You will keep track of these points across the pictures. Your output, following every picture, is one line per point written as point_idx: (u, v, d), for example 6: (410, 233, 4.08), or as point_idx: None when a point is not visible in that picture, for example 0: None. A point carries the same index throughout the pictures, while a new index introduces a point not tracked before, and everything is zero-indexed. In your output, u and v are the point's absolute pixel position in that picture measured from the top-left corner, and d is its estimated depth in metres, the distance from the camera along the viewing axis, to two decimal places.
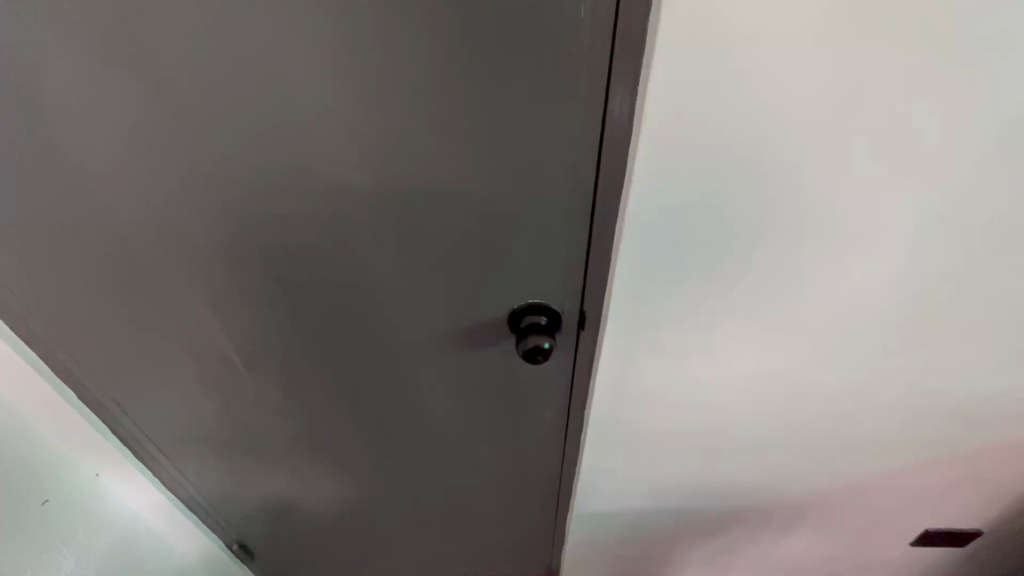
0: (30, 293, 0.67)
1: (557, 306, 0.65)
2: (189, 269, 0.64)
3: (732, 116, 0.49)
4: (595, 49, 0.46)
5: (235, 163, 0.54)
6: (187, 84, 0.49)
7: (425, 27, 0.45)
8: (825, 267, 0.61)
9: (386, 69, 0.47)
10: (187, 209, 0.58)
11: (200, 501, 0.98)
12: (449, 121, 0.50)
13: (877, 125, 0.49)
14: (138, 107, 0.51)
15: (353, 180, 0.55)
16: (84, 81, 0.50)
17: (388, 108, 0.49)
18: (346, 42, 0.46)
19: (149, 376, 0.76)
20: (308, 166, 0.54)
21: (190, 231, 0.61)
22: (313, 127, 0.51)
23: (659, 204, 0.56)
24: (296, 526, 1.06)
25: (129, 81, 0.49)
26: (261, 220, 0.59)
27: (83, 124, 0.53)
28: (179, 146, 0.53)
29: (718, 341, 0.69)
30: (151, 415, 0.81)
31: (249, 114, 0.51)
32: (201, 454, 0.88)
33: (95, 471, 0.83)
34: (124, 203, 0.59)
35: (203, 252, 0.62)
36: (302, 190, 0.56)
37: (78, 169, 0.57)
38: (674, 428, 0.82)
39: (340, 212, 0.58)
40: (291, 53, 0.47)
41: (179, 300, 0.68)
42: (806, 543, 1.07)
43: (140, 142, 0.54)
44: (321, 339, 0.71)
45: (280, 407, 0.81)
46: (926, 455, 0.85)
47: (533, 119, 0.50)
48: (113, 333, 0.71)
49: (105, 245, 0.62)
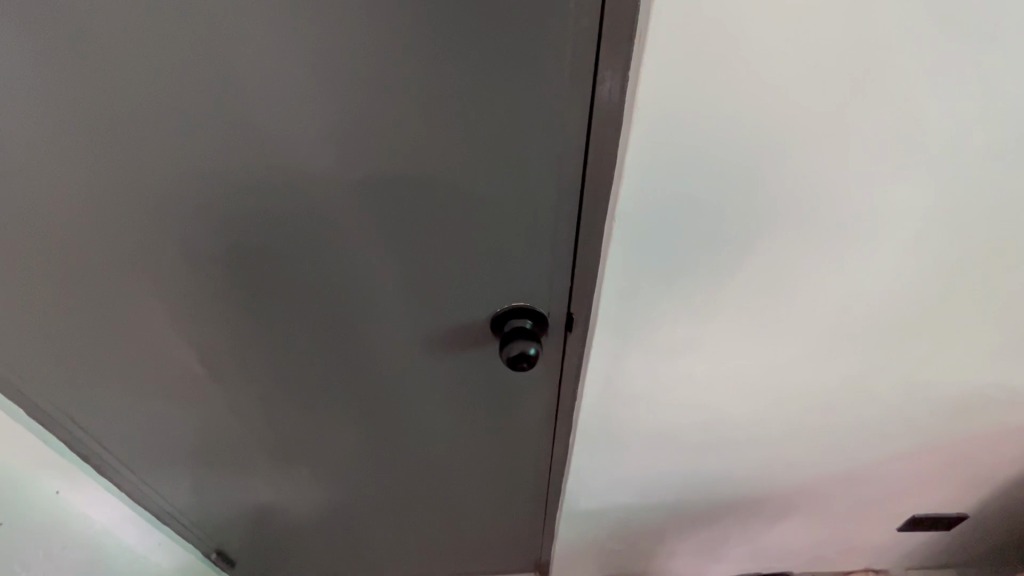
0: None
1: (545, 307, 0.63)
2: (145, 275, 0.59)
3: (731, 109, 0.45)
4: (583, 34, 0.42)
5: (191, 162, 0.49)
6: (129, 78, 0.44)
7: (395, 14, 0.41)
8: (825, 260, 0.58)
9: (355, 57, 0.43)
10: (140, 212, 0.54)
11: (174, 512, 0.93)
12: (426, 116, 0.46)
13: (885, 116, 0.45)
14: (70, 99, 0.46)
15: (323, 178, 0.51)
16: (2, 70, 0.44)
17: (358, 104, 0.45)
18: (310, 33, 0.42)
19: (109, 388, 0.71)
20: (272, 165, 0.49)
21: (143, 235, 0.56)
22: (277, 125, 0.47)
23: (653, 203, 0.52)
24: (277, 532, 1.02)
25: (63, 72, 0.44)
26: (222, 224, 0.54)
27: (13, 122, 0.48)
28: (124, 144, 0.48)
29: (713, 339, 0.66)
30: (114, 429, 0.76)
31: (202, 110, 0.46)
32: (170, 466, 0.83)
33: (55, 488, 0.78)
34: (61, 205, 0.53)
35: (160, 257, 0.58)
36: (266, 190, 0.51)
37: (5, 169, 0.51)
38: (662, 427, 0.79)
39: (306, 213, 0.53)
40: (246, 42, 0.42)
41: (133, 309, 0.63)
42: (797, 533, 1.06)
43: (75, 138, 0.48)
44: (294, 344, 0.67)
45: (255, 416, 0.77)
46: (916, 445, 0.85)
47: (516, 113, 0.46)
48: (64, 344, 0.66)
49: (49, 252, 0.57)
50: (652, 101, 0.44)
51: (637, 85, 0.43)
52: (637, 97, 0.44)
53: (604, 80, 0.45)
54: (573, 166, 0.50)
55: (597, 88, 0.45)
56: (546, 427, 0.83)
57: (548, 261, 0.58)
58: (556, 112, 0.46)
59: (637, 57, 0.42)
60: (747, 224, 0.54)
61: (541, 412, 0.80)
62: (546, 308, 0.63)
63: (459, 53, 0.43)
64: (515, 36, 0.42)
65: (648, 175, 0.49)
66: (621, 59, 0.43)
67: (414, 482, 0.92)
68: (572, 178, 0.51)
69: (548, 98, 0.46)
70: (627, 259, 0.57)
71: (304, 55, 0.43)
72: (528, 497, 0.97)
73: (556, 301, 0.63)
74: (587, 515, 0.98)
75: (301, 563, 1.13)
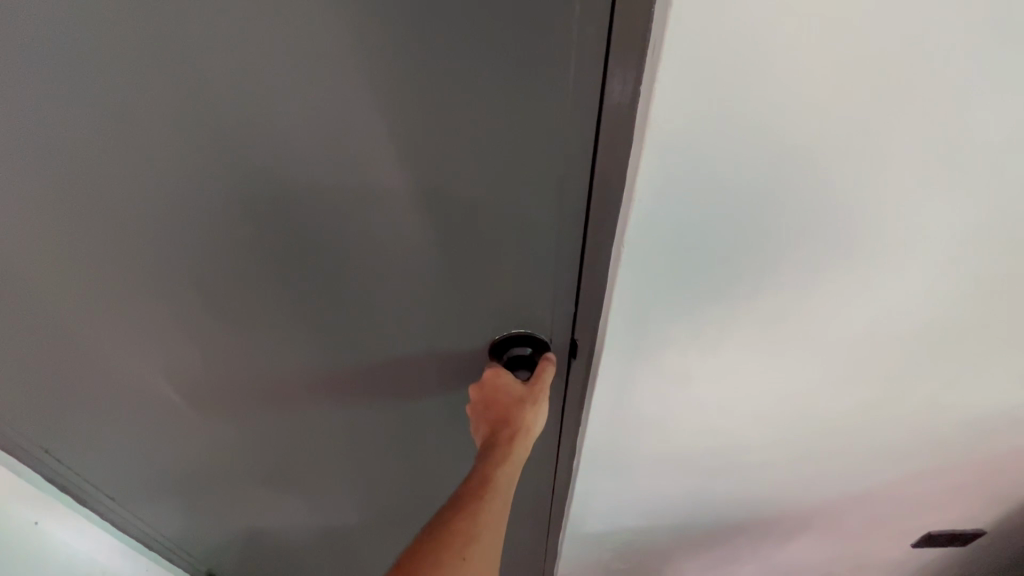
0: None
1: (546, 333, 0.60)
2: (123, 302, 0.56)
3: (754, 118, 0.42)
4: (589, 44, 0.38)
5: (169, 186, 0.47)
6: (97, 100, 0.42)
7: (382, 27, 0.37)
8: (849, 282, 0.55)
9: (340, 72, 0.39)
10: (116, 238, 0.51)
11: (161, 539, 0.90)
12: (419, 133, 0.43)
13: (920, 128, 0.42)
14: (24, 117, 0.43)
15: (309, 201, 0.47)
16: None
17: (345, 121, 0.42)
18: (289, 48, 0.38)
19: (87, 418, 0.68)
20: (255, 186, 0.46)
21: (121, 263, 0.53)
22: (259, 144, 0.43)
23: (669, 218, 0.49)
24: (271, 554, 0.99)
25: (27, 99, 0.42)
26: (202, 250, 0.52)
27: None
28: (96, 170, 0.46)
29: (728, 362, 0.63)
30: (95, 459, 0.73)
31: (177, 131, 0.43)
32: (150, 494, 0.80)
33: (33, 518, 0.78)
34: (23, 231, 0.50)
35: (139, 284, 0.55)
36: (249, 213, 0.48)
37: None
38: (669, 450, 0.76)
39: (295, 238, 0.50)
40: (221, 59, 0.39)
41: (110, 338, 0.60)
42: (809, 551, 1.02)
43: (45, 165, 0.46)
44: (283, 370, 0.64)
45: (241, 441, 0.73)
46: (937, 465, 0.81)
47: (513, 130, 0.42)
48: (39, 376, 0.63)
49: (20, 283, 0.55)
50: (668, 111, 0.41)
51: (652, 95, 0.41)
52: (650, 106, 0.41)
53: (614, 94, 0.41)
54: (576, 187, 0.46)
55: (605, 102, 0.41)
56: (546, 457, 0.78)
57: (549, 286, 0.55)
58: (558, 130, 0.42)
59: (652, 65, 0.39)
60: (769, 241, 0.51)
61: (541, 442, 0.75)
62: (547, 333, 0.60)
63: (453, 67, 0.39)
64: (512, 46, 0.38)
65: (662, 189, 0.47)
66: (632, 71, 0.39)
67: (410, 505, 0.88)
68: (576, 200, 0.47)
69: (548, 114, 0.41)
70: (637, 279, 0.54)
71: (280, 65, 0.39)
72: (529, 525, 0.93)
73: (558, 325, 0.59)
74: (592, 534, 0.95)
75: None
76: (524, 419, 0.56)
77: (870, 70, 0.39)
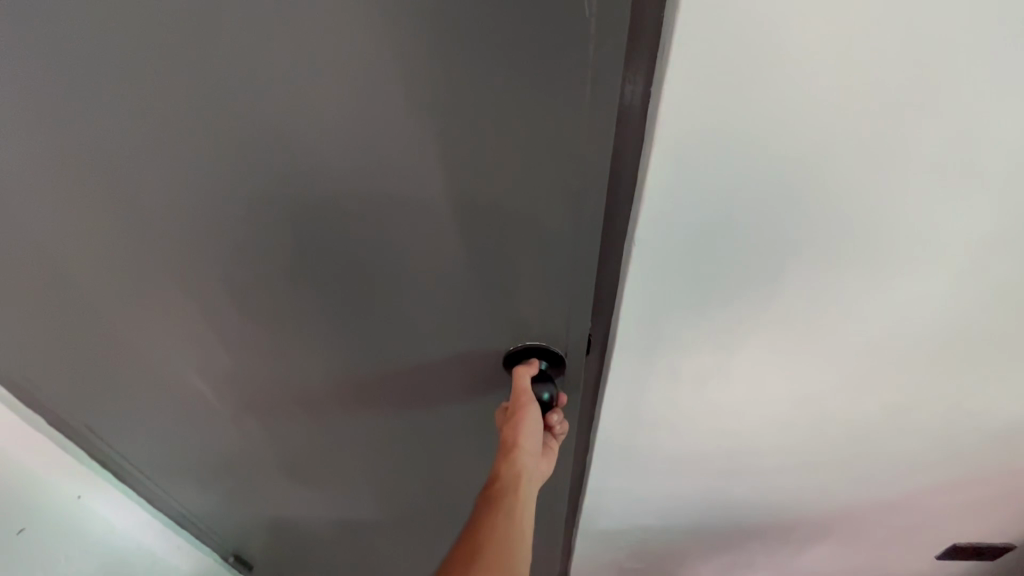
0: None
1: (561, 347, 0.62)
2: (163, 294, 0.60)
3: (762, 125, 0.43)
4: (604, 58, 0.39)
5: (206, 187, 0.49)
6: (142, 106, 0.44)
7: (408, 39, 0.39)
8: (865, 288, 0.55)
9: (368, 81, 0.42)
10: (157, 234, 0.54)
11: (191, 518, 0.94)
12: (438, 140, 0.45)
13: (931, 132, 0.43)
14: (76, 121, 0.46)
15: (335, 205, 0.50)
16: (24, 103, 0.45)
17: (369, 129, 0.44)
18: (321, 58, 0.41)
19: (127, 401, 0.72)
20: (287, 188, 0.49)
21: (161, 257, 0.56)
22: (291, 148, 0.46)
23: (677, 223, 0.50)
24: (293, 540, 1.02)
25: (81, 104, 0.45)
26: (235, 247, 0.54)
27: (32, 149, 0.48)
28: (140, 170, 0.49)
29: (743, 365, 0.63)
30: (133, 440, 0.77)
31: (217, 135, 0.46)
32: (181, 478, 0.84)
33: (78, 493, 0.82)
34: (73, 227, 0.54)
35: (176, 277, 0.58)
36: (278, 214, 0.51)
37: (14, 193, 0.52)
38: (683, 451, 0.76)
39: (321, 239, 0.53)
40: (258, 69, 0.41)
41: (149, 327, 0.63)
42: (827, 558, 1.00)
43: (93, 165, 0.49)
44: (308, 364, 0.66)
45: (265, 433, 0.77)
46: (962, 474, 0.79)
47: (530, 138, 0.44)
48: (84, 360, 0.67)
49: (70, 273, 0.58)
50: (676, 119, 0.43)
51: (659, 104, 0.42)
52: (658, 115, 0.42)
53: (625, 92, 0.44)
54: (593, 196, 0.48)
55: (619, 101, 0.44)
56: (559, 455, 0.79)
57: (565, 291, 0.56)
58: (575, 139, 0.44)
59: (661, 69, 0.40)
60: (780, 245, 0.52)
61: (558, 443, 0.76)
62: (563, 337, 0.61)
63: (473, 75, 0.41)
64: (530, 55, 0.40)
65: (670, 194, 0.48)
66: (642, 72, 0.42)
67: (426, 500, 0.90)
68: (593, 209, 0.49)
69: (565, 125, 0.43)
70: (647, 281, 0.55)
71: (310, 77, 0.42)
72: (543, 522, 0.94)
73: (571, 331, 0.61)
74: (606, 532, 0.96)
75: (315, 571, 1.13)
76: (513, 432, 0.61)
77: (886, 75, 0.39)
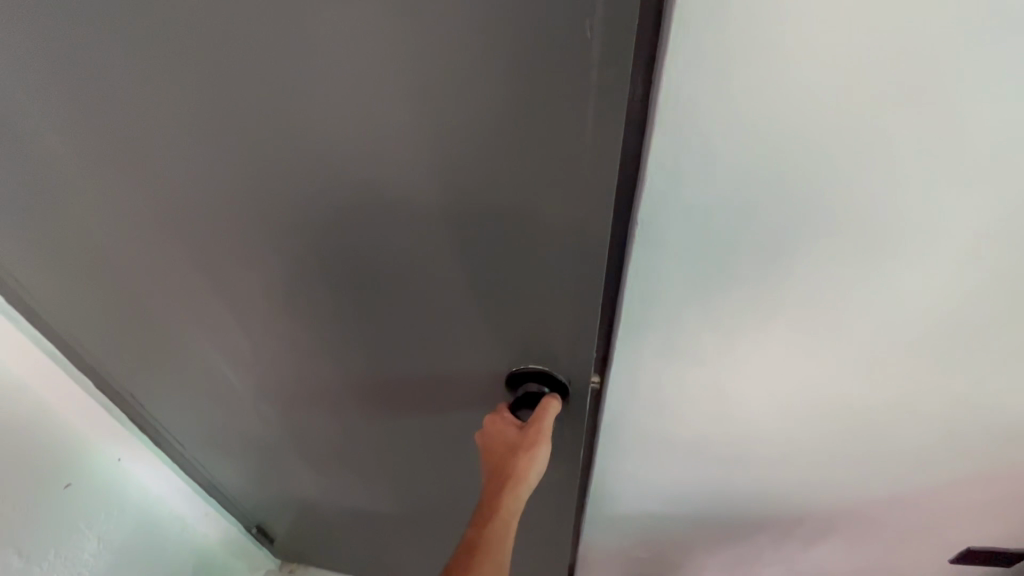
0: (37, 289, 0.70)
1: (562, 375, 0.67)
2: (197, 275, 0.64)
3: (757, 110, 0.46)
4: (608, 77, 0.42)
5: (240, 174, 0.53)
6: (187, 93, 0.48)
7: (427, 37, 0.42)
8: (862, 273, 0.57)
9: (388, 77, 0.44)
10: (194, 217, 0.58)
11: (219, 488, 1.00)
12: (453, 136, 0.47)
13: (922, 121, 0.45)
14: (129, 108, 0.50)
15: (356, 204, 0.53)
16: (86, 90, 0.50)
17: (390, 134, 0.48)
18: (346, 54, 0.43)
19: (165, 373, 0.77)
20: (313, 177, 0.52)
21: (194, 239, 0.60)
22: (316, 138, 0.49)
23: (675, 203, 0.53)
24: (310, 519, 1.06)
25: (133, 92, 0.49)
26: (262, 234, 0.58)
27: (90, 132, 0.53)
28: (183, 155, 0.53)
29: (745, 349, 0.66)
30: (168, 408, 0.83)
31: (250, 125, 0.49)
32: (212, 452, 0.90)
33: (118, 455, 0.88)
34: (121, 207, 0.59)
35: (209, 259, 0.62)
36: (304, 201, 0.54)
37: (74, 176, 0.57)
38: (689, 439, 0.79)
39: (344, 237, 0.57)
40: (289, 64, 0.45)
41: (185, 305, 0.68)
42: (836, 556, 1.01)
43: (140, 150, 0.53)
44: (326, 351, 0.69)
45: (286, 420, 0.81)
46: (972, 471, 0.79)
47: (539, 132, 0.46)
48: (127, 331, 0.72)
49: (117, 249, 0.63)
50: (675, 103, 0.46)
51: (660, 91, 0.46)
52: (659, 100, 0.46)
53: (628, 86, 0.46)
54: (600, 217, 0.51)
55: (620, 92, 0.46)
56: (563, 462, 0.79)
57: (572, 306, 0.59)
58: (583, 158, 0.47)
59: (660, 62, 0.44)
60: (775, 226, 0.54)
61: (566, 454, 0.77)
62: (569, 334, 0.62)
63: (489, 73, 0.43)
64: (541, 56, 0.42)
65: (671, 174, 0.51)
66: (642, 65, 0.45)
67: (436, 495, 0.92)
68: (600, 229, 0.51)
69: (573, 141, 0.46)
70: (649, 261, 0.59)
71: (337, 86, 0.45)
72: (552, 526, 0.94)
73: (578, 347, 0.63)
74: (613, 518, 0.98)
75: (331, 551, 1.16)
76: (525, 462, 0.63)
77: (870, 66, 0.43)
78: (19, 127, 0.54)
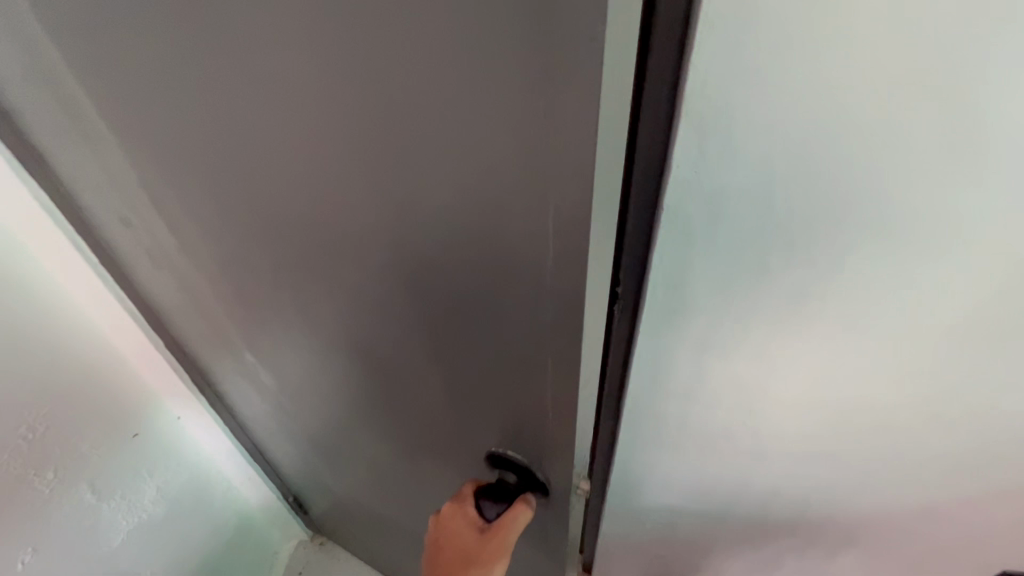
0: (123, 260, 0.79)
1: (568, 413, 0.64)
2: (236, 270, 0.68)
3: (780, 114, 0.47)
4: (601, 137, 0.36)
5: (257, 189, 0.54)
6: (204, 112, 0.49)
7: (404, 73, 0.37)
8: (884, 270, 0.58)
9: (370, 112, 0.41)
10: (227, 220, 0.61)
11: (262, 450, 1.12)
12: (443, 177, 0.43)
13: (950, 129, 0.45)
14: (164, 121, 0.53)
15: (359, 231, 0.53)
16: (128, 104, 0.53)
17: (381, 162, 0.44)
18: (332, 85, 0.40)
19: (221, 346, 0.86)
20: (320, 200, 0.52)
21: (230, 240, 0.63)
22: (317, 164, 0.48)
23: (698, 198, 0.55)
24: (341, 494, 1.12)
25: (163, 109, 0.51)
26: (284, 244, 0.60)
27: (139, 139, 0.57)
28: (212, 167, 0.55)
29: (766, 338, 0.68)
30: (226, 374, 0.93)
31: (259, 146, 0.49)
32: (259, 418, 1.00)
33: (176, 415, 0.99)
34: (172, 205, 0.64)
35: (243, 258, 0.65)
36: (315, 220, 0.54)
37: (135, 176, 0.62)
38: (708, 428, 0.81)
39: (352, 254, 0.56)
40: (284, 93, 0.43)
41: (230, 292, 0.73)
42: (861, 565, 1.00)
43: (179, 159, 0.56)
44: (345, 352, 0.71)
45: (319, 402, 0.85)
46: (1007, 485, 0.77)
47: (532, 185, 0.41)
48: (189, 305, 0.81)
49: (176, 239, 0.69)
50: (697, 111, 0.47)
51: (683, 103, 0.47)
52: (683, 108, 0.47)
53: None
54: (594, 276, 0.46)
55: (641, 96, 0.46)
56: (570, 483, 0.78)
57: (568, 355, 0.55)
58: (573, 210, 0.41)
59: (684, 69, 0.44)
60: (798, 220, 0.56)
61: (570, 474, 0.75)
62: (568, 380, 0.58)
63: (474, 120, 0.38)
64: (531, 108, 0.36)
65: (693, 173, 0.52)
66: None
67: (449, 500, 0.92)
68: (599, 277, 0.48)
69: (566, 192, 0.40)
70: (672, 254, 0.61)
71: (331, 105, 0.42)
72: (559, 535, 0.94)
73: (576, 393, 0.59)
74: (632, 509, 1.01)
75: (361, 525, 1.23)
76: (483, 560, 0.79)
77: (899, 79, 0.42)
78: (91, 131, 0.60)
